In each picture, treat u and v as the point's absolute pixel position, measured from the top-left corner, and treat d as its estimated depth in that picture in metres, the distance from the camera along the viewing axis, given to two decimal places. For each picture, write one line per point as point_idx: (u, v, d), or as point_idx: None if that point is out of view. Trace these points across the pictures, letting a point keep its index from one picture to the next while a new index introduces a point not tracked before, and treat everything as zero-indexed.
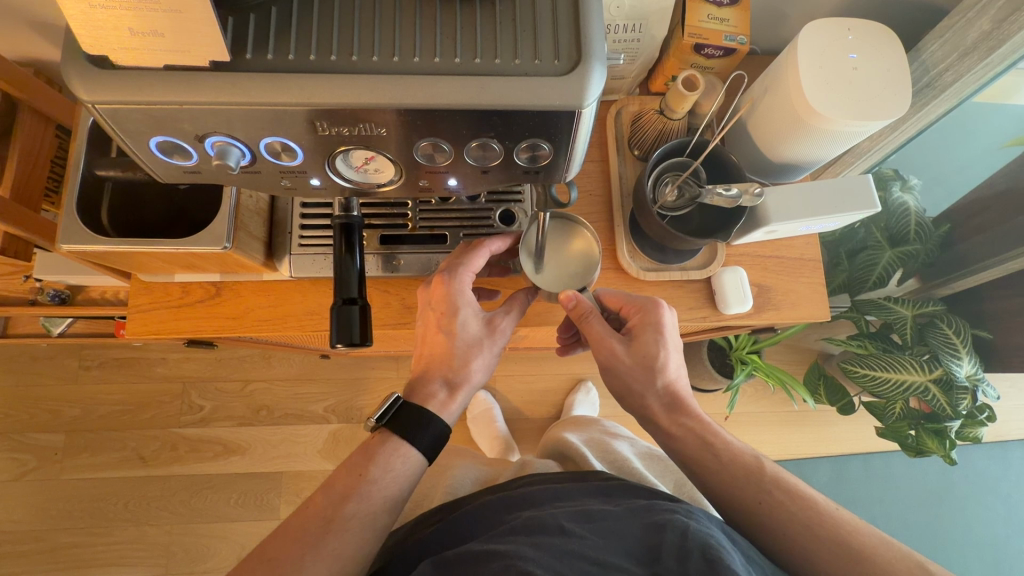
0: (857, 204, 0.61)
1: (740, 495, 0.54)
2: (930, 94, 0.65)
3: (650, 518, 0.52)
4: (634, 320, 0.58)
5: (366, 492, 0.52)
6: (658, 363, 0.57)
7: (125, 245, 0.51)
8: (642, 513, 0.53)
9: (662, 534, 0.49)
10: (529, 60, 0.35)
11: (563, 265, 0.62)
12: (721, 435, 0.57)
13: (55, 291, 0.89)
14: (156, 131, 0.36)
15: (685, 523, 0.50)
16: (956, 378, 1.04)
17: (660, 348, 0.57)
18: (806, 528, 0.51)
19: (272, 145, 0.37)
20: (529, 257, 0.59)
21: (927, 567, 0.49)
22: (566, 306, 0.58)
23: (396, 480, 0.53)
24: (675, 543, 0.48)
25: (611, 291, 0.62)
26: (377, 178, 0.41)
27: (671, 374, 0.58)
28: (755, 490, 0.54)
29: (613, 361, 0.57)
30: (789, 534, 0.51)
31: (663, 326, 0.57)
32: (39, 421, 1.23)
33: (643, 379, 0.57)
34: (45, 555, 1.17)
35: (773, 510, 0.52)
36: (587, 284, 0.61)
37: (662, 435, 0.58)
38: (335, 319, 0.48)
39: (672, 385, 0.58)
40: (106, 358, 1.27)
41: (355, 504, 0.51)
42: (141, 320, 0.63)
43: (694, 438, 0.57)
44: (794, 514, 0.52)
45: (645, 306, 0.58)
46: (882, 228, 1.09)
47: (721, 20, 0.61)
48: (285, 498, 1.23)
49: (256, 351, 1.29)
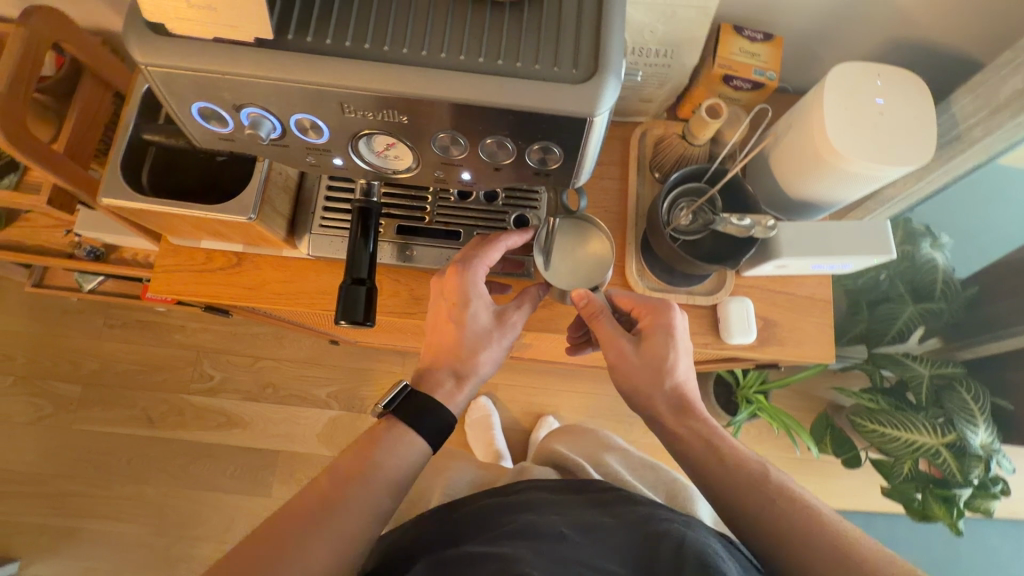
0: (870, 248, 0.61)
1: (740, 498, 0.52)
2: (957, 148, 0.64)
3: (647, 528, 0.52)
4: (644, 322, 0.58)
5: (372, 476, 0.53)
6: (667, 366, 0.57)
7: (159, 205, 0.55)
8: (639, 524, 0.53)
9: (659, 541, 0.50)
10: (549, 66, 0.36)
11: (576, 264, 0.62)
12: (727, 438, 0.56)
13: (91, 248, 0.96)
14: (199, 97, 0.38)
15: (684, 534, 0.50)
16: (970, 445, 1.02)
17: (669, 350, 0.57)
18: (813, 538, 0.49)
19: (301, 121, 0.39)
20: (538, 253, 0.60)
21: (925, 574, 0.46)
22: (578, 304, 0.58)
23: (397, 468, 0.54)
24: (671, 553, 0.48)
25: (623, 290, 0.61)
26: (395, 164, 0.43)
27: (679, 376, 0.58)
28: (758, 493, 0.52)
29: (621, 362, 0.57)
30: (794, 542, 0.49)
31: (673, 329, 0.57)
32: (60, 370, 1.29)
33: (650, 380, 0.57)
34: (45, 500, 1.22)
35: (778, 520, 0.50)
36: (598, 283, 0.61)
37: (668, 437, 0.58)
38: (342, 297, 0.50)
39: (678, 387, 0.57)
40: (128, 319, 1.32)
41: (361, 486, 0.52)
42: (164, 279, 0.66)
43: (699, 441, 0.56)
44: (797, 523, 0.50)
45: (657, 308, 0.58)
46: (907, 281, 1.11)
47: (753, 54, 0.63)
48: (278, 478, 1.25)
49: (270, 330, 1.33)
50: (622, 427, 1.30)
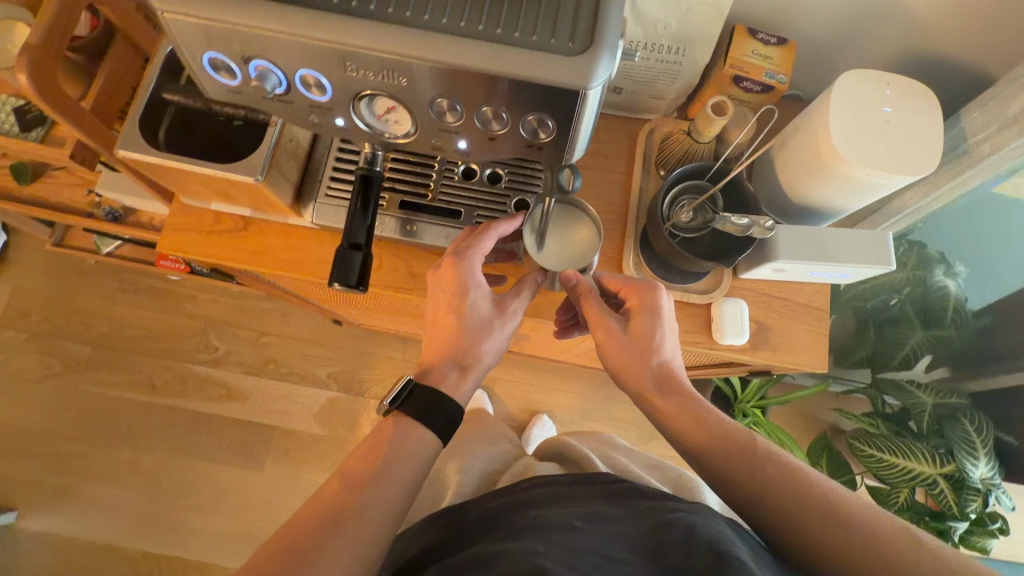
0: (873, 259, 0.61)
1: (735, 470, 0.51)
2: (965, 162, 0.64)
3: (655, 518, 0.50)
4: (631, 302, 0.59)
5: (383, 479, 0.51)
6: (654, 343, 0.57)
7: (171, 161, 0.57)
8: (647, 515, 0.51)
9: (666, 531, 0.48)
10: (546, 38, 0.37)
11: (567, 246, 0.62)
12: (715, 412, 0.55)
13: (110, 209, 0.99)
14: (209, 47, 0.40)
15: (691, 519, 0.48)
16: (969, 478, 1.00)
17: (656, 329, 0.57)
18: (813, 515, 0.47)
19: (306, 79, 0.41)
20: (529, 228, 0.60)
21: (915, 533, 0.46)
22: (566, 284, 0.60)
23: (411, 465, 0.53)
24: (681, 538, 0.46)
25: (611, 274, 0.62)
26: (394, 129, 0.44)
27: (666, 354, 0.57)
28: (750, 463, 0.51)
29: (610, 342, 0.57)
30: (796, 522, 0.48)
31: (659, 309, 0.57)
32: (72, 331, 1.33)
33: (639, 357, 0.57)
34: (47, 456, 1.25)
35: (783, 502, 0.49)
36: (586, 265, 0.61)
37: (654, 414, 0.57)
38: (337, 262, 0.52)
39: (665, 365, 0.57)
40: (141, 286, 1.36)
41: (368, 492, 0.51)
42: (174, 238, 0.68)
43: (686, 416, 0.55)
44: (804, 502, 0.48)
45: (643, 288, 0.58)
46: (918, 306, 1.09)
47: (764, 57, 0.63)
48: (272, 453, 1.27)
49: (276, 307, 1.36)
50: (615, 432, 1.30)
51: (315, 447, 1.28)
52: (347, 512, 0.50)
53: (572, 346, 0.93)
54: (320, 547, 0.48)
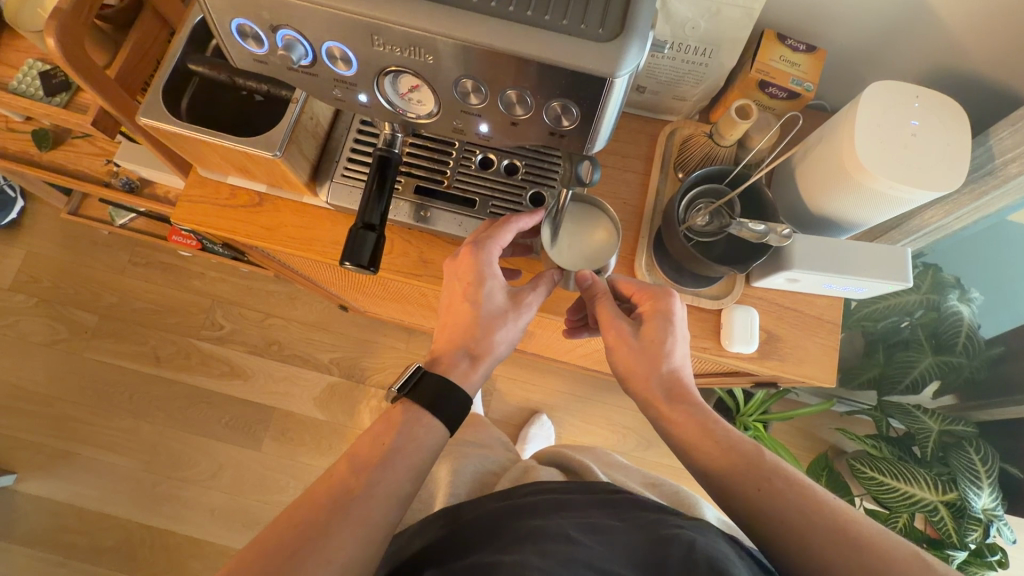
0: (891, 275, 0.60)
1: (739, 483, 0.50)
2: (989, 183, 0.63)
3: (656, 532, 0.49)
4: (644, 307, 0.58)
5: (390, 461, 0.51)
6: (664, 350, 0.56)
7: (190, 130, 0.57)
8: (647, 527, 0.50)
9: (667, 548, 0.47)
10: (576, 23, 0.37)
11: (582, 245, 0.62)
12: (722, 422, 0.54)
13: (127, 179, 1.00)
14: (238, 13, 0.40)
15: (693, 536, 0.47)
16: (971, 507, 0.97)
17: (668, 335, 0.56)
18: (821, 535, 0.47)
19: (332, 51, 0.41)
20: (548, 224, 0.60)
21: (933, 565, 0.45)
22: (581, 284, 0.59)
23: (417, 446, 0.52)
24: (680, 558, 0.45)
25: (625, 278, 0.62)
26: (417, 109, 0.44)
27: (676, 361, 0.57)
28: (755, 477, 0.50)
29: (621, 345, 0.57)
30: (801, 536, 0.47)
31: (672, 315, 0.57)
32: (82, 299, 1.34)
33: (648, 363, 0.56)
34: (49, 421, 1.26)
35: (788, 517, 0.48)
36: (601, 266, 0.61)
37: (660, 421, 0.56)
38: (350, 240, 0.51)
39: (674, 373, 0.56)
40: (152, 260, 1.37)
41: (369, 467, 0.50)
42: (189, 209, 0.68)
43: (694, 426, 0.54)
44: (810, 518, 0.47)
45: (658, 294, 0.58)
46: (929, 330, 1.07)
47: (792, 63, 0.62)
48: (270, 433, 1.28)
49: (283, 289, 1.37)
50: (613, 437, 1.29)
51: (313, 430, 1.28)
52: (347, 488, 0.49)
53: (576, 346, 0.92)
54: (318, 521, 0.47)
